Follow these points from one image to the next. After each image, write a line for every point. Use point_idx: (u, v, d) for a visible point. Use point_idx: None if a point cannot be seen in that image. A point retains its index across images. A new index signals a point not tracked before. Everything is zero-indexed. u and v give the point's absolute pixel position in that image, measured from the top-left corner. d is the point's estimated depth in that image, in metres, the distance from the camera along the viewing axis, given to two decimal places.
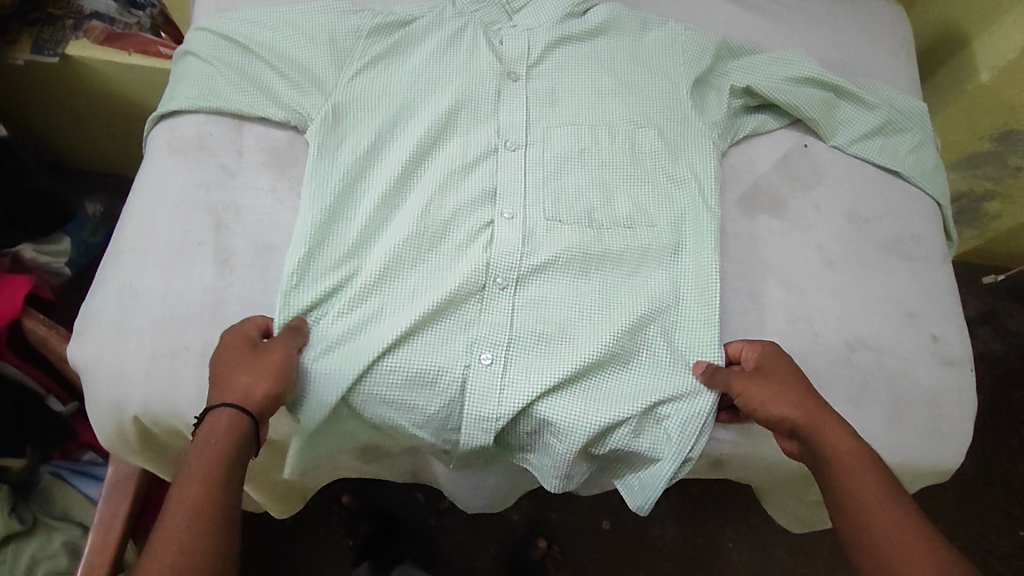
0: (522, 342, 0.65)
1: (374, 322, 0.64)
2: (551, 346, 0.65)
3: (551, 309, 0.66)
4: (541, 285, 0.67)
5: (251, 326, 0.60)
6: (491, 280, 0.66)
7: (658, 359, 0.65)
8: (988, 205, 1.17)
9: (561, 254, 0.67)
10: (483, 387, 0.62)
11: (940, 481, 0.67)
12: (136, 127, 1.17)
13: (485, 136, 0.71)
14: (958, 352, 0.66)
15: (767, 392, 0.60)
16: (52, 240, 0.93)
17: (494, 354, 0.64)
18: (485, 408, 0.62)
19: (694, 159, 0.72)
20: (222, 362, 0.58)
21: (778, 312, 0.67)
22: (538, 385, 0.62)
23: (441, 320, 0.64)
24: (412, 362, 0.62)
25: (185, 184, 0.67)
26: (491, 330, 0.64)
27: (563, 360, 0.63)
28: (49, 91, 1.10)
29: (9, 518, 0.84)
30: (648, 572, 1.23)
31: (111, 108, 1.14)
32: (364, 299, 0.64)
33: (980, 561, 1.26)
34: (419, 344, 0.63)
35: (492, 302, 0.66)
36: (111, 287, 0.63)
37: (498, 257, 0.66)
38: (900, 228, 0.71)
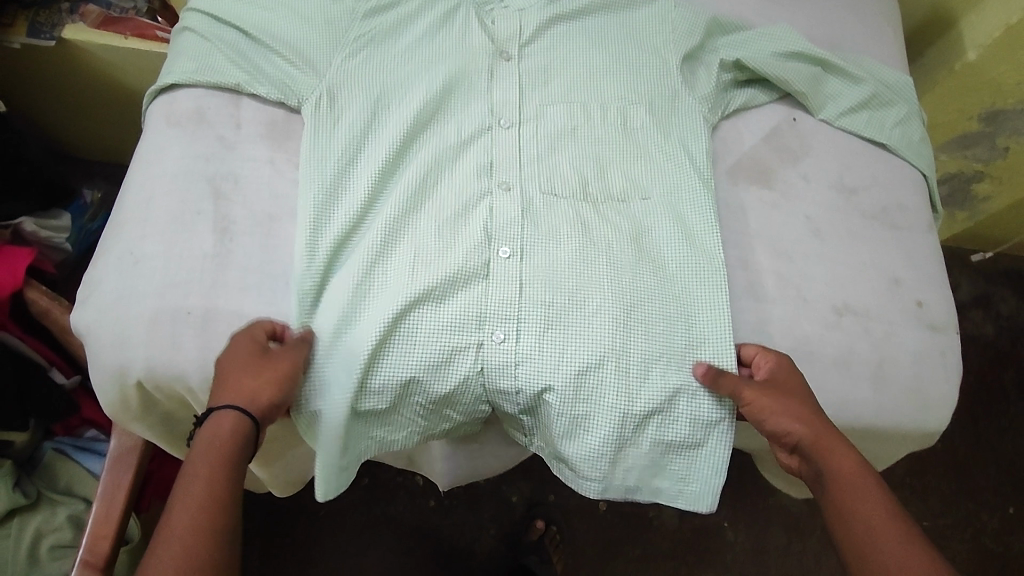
0: (530, 321, 0.65)
1: (378, 299, 0.64)
2: (562, 318, 0.66)
3: (557, 277, 0.67)
4: (547, 252, 0.68)
5: (260, 330, 0.61)
6: (496, 250, 0.67)
7: (667, 323, 0.66)
8: (979, 186, 1.19)
9: (559, 229, 0.69)
10: (496, 363, 0.64)
11: (928, 443, 0.69)
12: (134, 111, 1.19)
13: (478, 113, 0.72)
14: (942, 319, 0.68)
15: (774, 405, 0.61)
16: (52, 215, 0.94)
17: (507, 330, 0.65)
18: (501, 382, 0.64)
19: (685, 131, 0.73)
20: (232, 362, 0.59)
21: (768, 279, 0.68)
22: (551, 358, 0.64)
23: (453, 293, 0.65)
24: (427, 341, 0.64)
25: (184, 155, 0.68)
26: (503, 303, 0.65)
27: (573, 336, 0.65)
28: (46, 74, 1.11)
29: (12, 492, 0.86)
30: (646, 550, 1.25)
31: (110, 91, 1.15)
32: (368, 270, 0.65)
33: (971, 537, 1.29)
34: (431, 318, 0.64)
35: (499, 272, 0.67)
36: (113, 257, 0.64)
37: (500, 227, 0.68)
38: (886, 198, 0.73)
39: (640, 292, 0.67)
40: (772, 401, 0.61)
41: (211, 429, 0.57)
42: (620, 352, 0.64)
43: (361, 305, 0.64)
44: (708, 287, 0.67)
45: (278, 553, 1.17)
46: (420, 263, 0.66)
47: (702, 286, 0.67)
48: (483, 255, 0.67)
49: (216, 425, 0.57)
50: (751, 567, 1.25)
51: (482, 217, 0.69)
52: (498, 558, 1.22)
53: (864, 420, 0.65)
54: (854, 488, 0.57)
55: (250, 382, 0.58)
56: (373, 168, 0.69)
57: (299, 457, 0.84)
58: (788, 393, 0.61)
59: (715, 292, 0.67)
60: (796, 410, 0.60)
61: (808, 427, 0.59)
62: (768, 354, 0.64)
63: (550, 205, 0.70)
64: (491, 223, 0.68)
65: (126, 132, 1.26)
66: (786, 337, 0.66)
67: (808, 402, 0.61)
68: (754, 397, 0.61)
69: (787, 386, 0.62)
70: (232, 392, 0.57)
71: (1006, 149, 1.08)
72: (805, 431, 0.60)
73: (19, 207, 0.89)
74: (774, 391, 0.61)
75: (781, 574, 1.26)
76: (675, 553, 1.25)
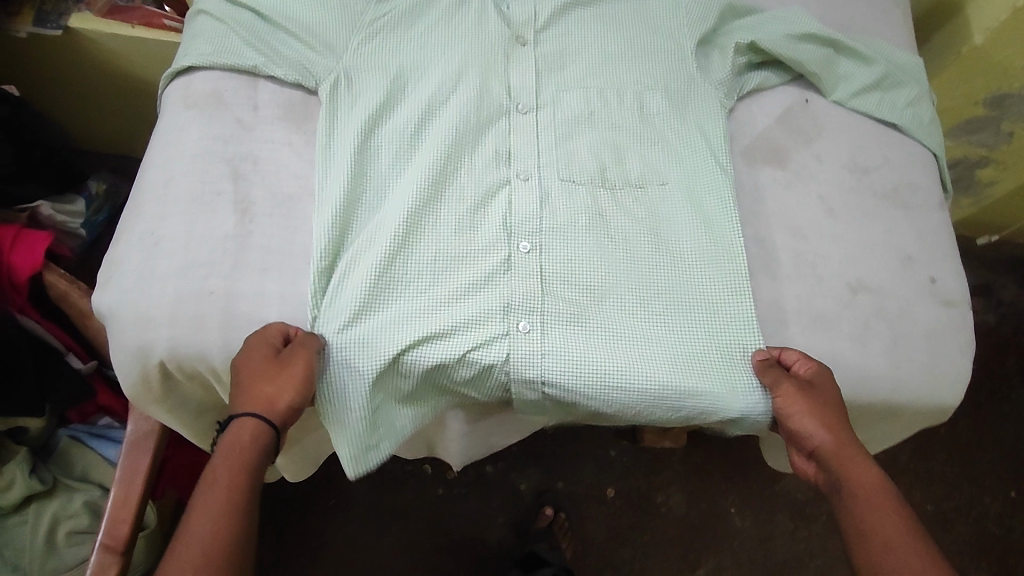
0: (554, 314, 0.66)
1: (399, 293, 0.65)
2: (582, 311, 0.67)
3: (576, 271, 0.68)
4: (566, 246, 0.69)
5: (273, 333, 0.60)
6: (515, 245, 0.68)
7: (685, 314, 0.67)
8: (983, 171, 1.20)
9: (577, 218, 0.70)
10: (522, 353, 0.64)
11: (941, 417, 0.70)
12: (140, 101, 1.18)
13: (495, 98, 0.73)
14: (956, 293, 0.69)
15: (805, 412, 0.61)
16: (67, 200, 0.95)
17: (531, 321, 0.65)
18: (529, 372, 0.65)
19: (699, 113, 0.74)
20: (247, 373, 0.58)
21: (783, 258, 0.69)
22: (574, 347, 0.65)
23: (477, 290, 0.66)
24: (451, 332, 0.64)
25: (202, 136, 0.68)
26: (527, 295, 0.66)
27: (593, 328, 0.66)
28: (54, 62, 1.09)
29: (28, 480, 0.87)
30: (654, 537, 1.26)
31: (118, 83, 1.14)
32: (390, 264, 0.66)
33: (974, 521, 1.30)
34: (453, 312, 0.65)
35: (520, 266, 0.68)
36: (133, 238, 0.64)
37: (519, 220, 0.69)
38: (898, 177, 0.74)
39: (657, 283, 0.68)
40: (803, 402, 0.61)
41: (228, 441, 0.57)
42: (642, 343, 0.66)
43: (382, 298, 0.65)
44: (726, 272, 0.68)
45: (289, 541, 1.18)
46: (441, 259, 0.67)
47: (719, 271, 0.68)
48: (505, 249, 0.68)
49: (232, 439, 0.57)
50: (758, 553, 1.26)
51: (501, 208, 0.70)
52: (507, 546, 1.23)
53: (881, 395, 0.66)
54: (875, 502, 0.57)
55: (268, 393, 0.58)
56: (392, 156, 0.70)
57: (318, 440, 0.84)
58: (822, 398, 0.62)
59: (733, 275, 0.68)
60: (825, 416, 0.61)
61: (832, 434, 0.60)
62: (808, 359, 0.64)
63: (568, 192, 0.71)
64: (510, 218, 0.69)
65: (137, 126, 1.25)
66: (801, 312, 0.67)
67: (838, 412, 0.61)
68: (788, 395, 0.62)
69: (823, 391, 0.62)
70: (253, 402, 0.58)
71: (1011, 134, 1.09)
72: (829, 438, 0.60)
73: (37, 189, 0.89)
74: (809, 393, 0.62)
75: (787, 559, 1.26)
76: (682, 539, 1.26)
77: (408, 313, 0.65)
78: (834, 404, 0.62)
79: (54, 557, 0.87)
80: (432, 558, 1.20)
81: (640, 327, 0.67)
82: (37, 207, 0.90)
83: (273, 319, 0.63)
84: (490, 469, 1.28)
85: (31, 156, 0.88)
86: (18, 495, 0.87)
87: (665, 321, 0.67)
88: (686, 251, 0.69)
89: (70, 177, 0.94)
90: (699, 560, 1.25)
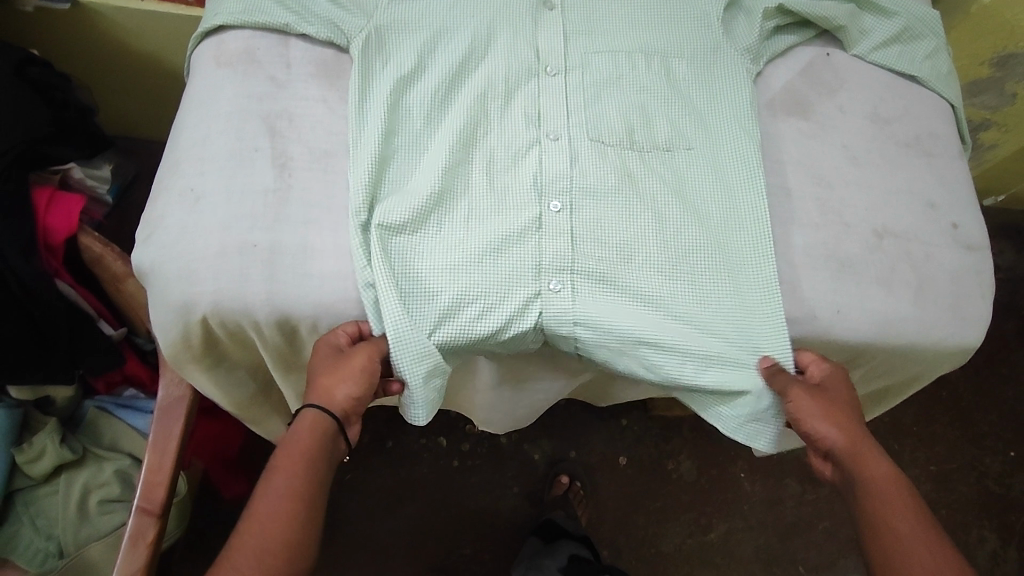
0: (585, 271, 0.67)
1: (435, 248, 0.66)
2: (613, 270, 0.68)
3: (606, 230, 0.69)
4: (595, 207, 0.70)
5: (341, 334, 0.62)
6: (546, 204, 0.69)
7: (710, 267, 0.68)
8: (986, 134, 1.23)
9: (607, 181, 0.70)
10: (556, 311, 0.66)
11: (963, 360, 0.73)
12: (153, 83, 1.14)
13: (524, 60, 0.74)
14: (976, 239, 0.72)
15: (819, 408, 0.63)
16: (94, 165, 0.99)
17: (562, 282, 0.67)
18: (561, 330, 0.66)
19: (724, 68, 0.75)
20: (315, 369, 0.61)
21: (810, 205, 0.71)
22: (603, 306, 0.67)
23: (507, 250, 0.67)
24: (483, 291, 0.65)
25: (237, 94, 0.69)
26: (558, 256, 0.67)
27: (623, 292, 0.67)
28: (64, 45, 1.05)
29: (60, 448, 0.86)
30: (667, 503, 1.27)
31: (134, 66, 1.11)
32: (426, 221, 0.67)
33: (975, 479, 1.34)
34: (486, 274, 0.66)
35: (551, 224, 0.68)
36: (173, 194, 0.65)
37: (550, 179, 0.70)
38: (917, 127, 0.76)
39: (682, 238, 0.69)
40: (809, 400, 0.63)
41: (294, 433, 0.60)
42: (670, 299, 0.67)
43: (420, 253, 0.66)
44: (752, 225, 0.70)
45: None
46: (473, 220, 0.68)
47: (746, 224, 0.70)
48: (536, 209, 0.68)
49: (297, 433, 0.60)
50: (768, 516, 1.28)
51: (532, 166, 0.70)
52: (522, 515, 1.24)
53: (908, 337, 0.68)
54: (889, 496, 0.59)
55: (334, 390, 0.61)
56: (422, 116, 0.70)
57: None
58: (830, 397, 0.63)
59: (760, 228, 0.69)
60: (834, 414, 0.63)
61: (845, 433, 0.62)
62: (822, 361, 0.66)
63: (597, 152, 0.71)
64: (541, 178, 0.70)
65: (152, 112, 1.22)
66: (830, 257, 0.69)
67: (849, 411, 0.63)
68: (800, 398, 0.63)
69: (833, 391, 0.64)
70: (318, 396, 0.61)
71: (1015, 94, 1.12)
72: (840, 436, 0.62)
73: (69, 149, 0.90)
74: (818, 392, 0.64)
75: (796, 522, 1.28)
76: (695, 503, 1.28)
77: (445, 270, 0.65)
78: (847, 404, 0.63)
79: (88, 525, 0.86)
80: (450, 528, 1.21)
81: (670, 283, 0.68)
82: (67, 169, 0.91)
83: (315, 272, 0.64)
84: (504, 440, 1.29)
85: (65, 118, 0.89)
86: (50, 464, 0.86)
87: (691, 277, 0.68)
88: (711, 206, 0.71)
89: (96, 140, 0.95)
90: (710, 524, 1.26)
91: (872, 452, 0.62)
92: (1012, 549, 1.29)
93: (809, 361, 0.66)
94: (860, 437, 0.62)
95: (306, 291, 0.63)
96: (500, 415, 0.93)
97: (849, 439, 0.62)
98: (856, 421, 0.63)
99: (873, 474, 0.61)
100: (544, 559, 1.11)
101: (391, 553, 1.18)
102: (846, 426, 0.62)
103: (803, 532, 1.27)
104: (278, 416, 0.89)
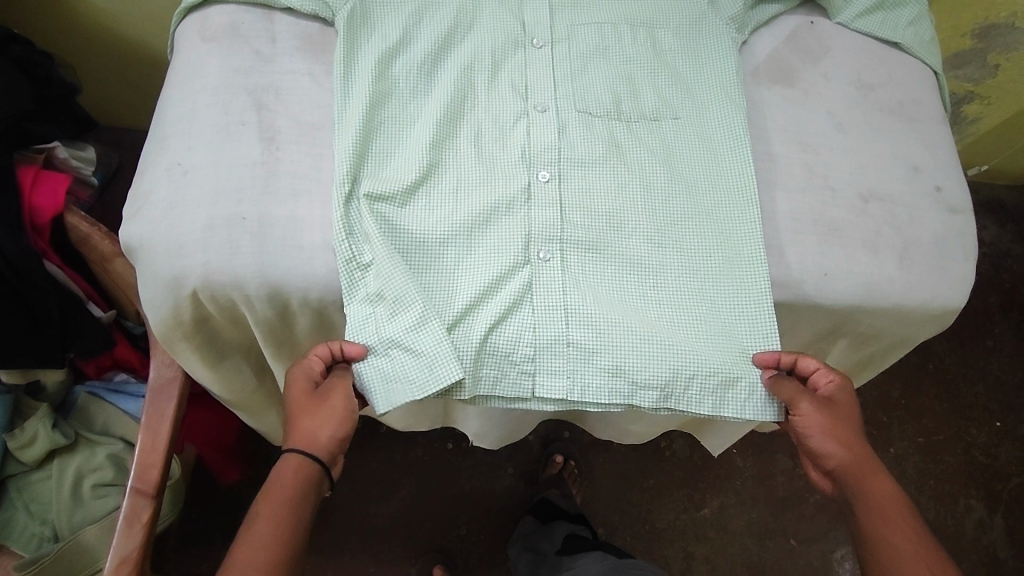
0: (573, 240, 0.68)
1: (422, 220, 0.66)
2: (602, 236, 0.68)
3: (595, 198, 0.69)
4: (584, 176, 0.70)
5: (309, 364, 0.62)
6: (535, 174, 0.69)
7: (699, 236, 0.69)
8: (968, 107, 1.26)
9: (593, 151, 0.70)
10: (545, 278, 0.67)
11: (948, 322, 0.74)
12: (137, 73, 1.14)
13: (510, 32, 0.74)
14: (960, 202, 0.73)
15: (827, 426, 0.63)
16: (78, 148, 1.00)
17: (551, 251, 0.67)
18: (549, 298, 0.66)
19: (709, 37, 0.76)
20: (293, 405, 0.61)
21: (796, 170, 0.72)
22: (589, 275, 0.68)
23: (494, 220, 0.67)
24: (471, 261, 0.66)
25: (222, 68, 0.69)
26: (545, 226, 0.67)
27: (610, 259, 0.68)
28: (40, 36, 1.03)
29: (51, 432, 0.86)
30: (661, 480, 1.28)
31: (115, 54, 1.09)
32: (414, 193, 0.66)
33: (963, 451, 1.36)
34: (475, 247, 0.67)
35: (539, 192, 0.68)
36: (160, 169, 0.65)
37: (538, 150, 0.70)
38: (901, 93, 0.78)
39: (670, 207, 0.70)
40: (819, 416, 0.63)
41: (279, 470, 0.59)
42: (655, 267, 0.68)
43: (405, 227, 0.65)
44: (738, 196, 0.70)
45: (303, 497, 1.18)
46: (462, 190, 0.68)
47: (730, 197, 0.70)
48: (525, 177, 0.68)
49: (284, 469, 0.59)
50: (759, 491, 1.29)
51: (519, 137, 0.70)
52: (517, 496, 1.24)
53: (894, 299, 0.69)
54: (892, 516, 0.60)
55: (311, 429, 0.60)
56: (408, 90, 0.70)
57: None
58: (837, 413, 0.64)
59: (744, 199, 0.70)
60: (841, 433, 0.63)
61: (849, 452, 0.63)
62: (830, 372, 0.65)
63: (585, 123, 0.71)
64: (529, 149, 0.70)
65: (136, 104, 1.21)
66: (816, 221, 0.70)
67: (853, 428, 0.64)
68: (811, 413, 0.63)
69: (841, 407, 0.64)
70: (298, 438, 0.60)
71: (997, 66, 1.14)
72: (846, 455, 0.63)
73: (55, 131, 0.92)
74: (827, 408, 0.64)
75: (787, 497, 1.29)
76: (687, 480, 1.29)
77: (432, 241, 0.66)
78: (852, 420, 0.64)
79: (81, 509, 0.86)
80: (444, 510, 1.21)
81: (655, 250, 0.69)
82: (53, 148, 0.91)
83: (305, 244, 0.63)
84: None
85: (48, 96, 0.91)
86: (42, 449, 0.86)
87: (678, 245, 0.69)
88: (699, 175, 0.71)
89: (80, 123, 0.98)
90: (703, 500, 1.28)
91: (876, 471, 0.63)
92: (997, 518, 1.32)
93: (817, 369, 0.65)
94: (866, 457, 0.63)
95: (296, 263, 0.63)
96: (493, 422, 0.91)
97: (855, 458, 0.63)
98: (859, 439, 0.64)
99: (877, 492, 0.61)
100: (541, 541, 1.11)
101: (387, 537, 1.19)
102: (852, 445, 0.63)
103: (795, 506, 1.29)
104: (276, 407, 0.92)
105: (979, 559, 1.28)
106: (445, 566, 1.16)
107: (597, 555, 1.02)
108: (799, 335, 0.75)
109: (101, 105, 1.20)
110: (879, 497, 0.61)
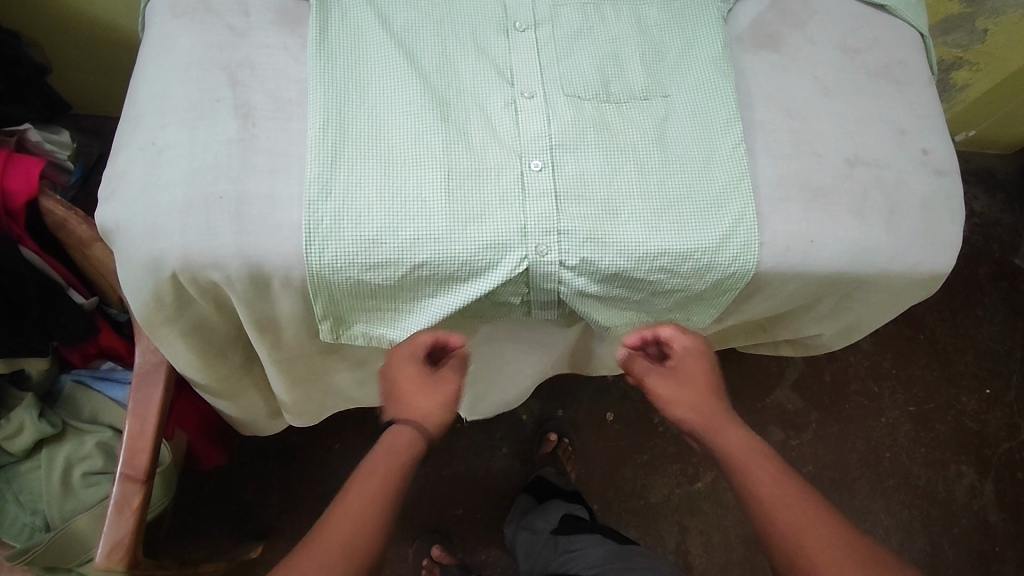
0: (570, 233, 0.65)
1: (411, 207, 0.63)
2: (601, 219, 0.66)
3: (593, 187, 0.67)
4: (577, 162, 0.67)
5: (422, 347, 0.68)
6: (527, 163, 0.67)
7: (704, 215, 0.67)
8: (958, 73, 1.25)
9: (577, 137, 0.68)
10: (543, 271, 0.65)
11: (934, 288, 0.74)
12: (112, 56, 1.11)
13: (491, 11, 0.73)
14: (946, 164, 0.73)
15: (672, 390, 0.71)
16: (53, 131, 1.02)
17: (550, 244, 0.64)
18: (547, 285, 0.66)
19: (691, 4, 0.75)
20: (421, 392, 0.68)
21: (782, 137, 0.71)
22: (592, 267, 0.65)
23: (489, 207, 0.64)
24: (466, 248, 0.63)
25: (195, 45, 0.67)
26: (542, 215, 0.64)
27: (613, 250, 0.65)
28: (11, 26, 1.00)
29: (37, 421, 0.84)
30: (655, 456, 1.29)
31: (88, 40, 1.07)
32: (401, 177, 0.64)
33: (953, 419, 1.37)
34: (470, 231, 0.63)
35: (531, 180, 0.66)
36: (134, 149, 0.63)
37: (528, 140, 0.68)
38: (887, 56, 0.77)
39: (667, 190, 0.67)
40: (663, 382, 0.72)
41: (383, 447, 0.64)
42: (657, 252, 0.65)
43: (396, 218, 0.62)
44: (732, 166, 0.69)
45: (295, 485, 1.19)
46: (454, 175, 0.65)
47: (728, 168, 0.68)
48: (516, 168, 0.66)
49: (378, 450, 0.64)
50: None
51: (506, 125, 0.69)
52: (512, 475, 1.25)
53: (878, 264, 0.69)
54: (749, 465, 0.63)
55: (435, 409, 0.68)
56: (386, 66, 0.68)
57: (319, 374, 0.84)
58: (683, 375, 0.71)
59: (736, 169, 0.69)
60: (684, 395, 0.71)
61: (694, 409, 0.69)
62: (682, 333, 0.72)
63: (573, 107, 0.70)
64: (519, 138, 0.68)
65: (112, 89, 1.19)
66: (802, 188, 0.69)
67: (704, 387, 0.71)
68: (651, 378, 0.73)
69: (687, 368, 0.72)
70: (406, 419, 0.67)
71: (985, 31, 1.13)
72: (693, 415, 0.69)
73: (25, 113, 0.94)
74: (666, 372, 0.72)
75: None
76: (680, 454, 1.29)
77: (423, 233, 0.62)
78: (699, 378, 0.71)
79: (72, 498, 0.85)
80: (440, 492, 1.22)
81: (660, 232, 0.66)
82: (24, 130, 0.93)
83: (283, 222, 0.61)
84: None
85: (17, 77, 0.92)
86: (29, 439, 0.84)
87: (676, 225, 0.66)
88: (696, 149, 0.69)
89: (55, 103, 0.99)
90: (697, 473, 1.28)
91: (730, 424, 0.67)
92: (988, 483, 1.33)
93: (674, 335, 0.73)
94: (715, 411, 0.68)
95: (274, 241, 0.61)
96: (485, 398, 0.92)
97: (700, 417, 0.69)
98: (708, 396, 0.70)
99: (728, 443, 0.66)
100: (536, 520, 1.10)
101: None
102: (698, 406, 0.69)
103: None
104: (260, 395, 0.92)
105: (969, 524, 1.30)
106: (443, 544, 1.17)
107: (596, 537, 1.00)
108: (784, 303, 0.75)
109: (82, 96, 1.20)
110: (731, 447, 0.65)
